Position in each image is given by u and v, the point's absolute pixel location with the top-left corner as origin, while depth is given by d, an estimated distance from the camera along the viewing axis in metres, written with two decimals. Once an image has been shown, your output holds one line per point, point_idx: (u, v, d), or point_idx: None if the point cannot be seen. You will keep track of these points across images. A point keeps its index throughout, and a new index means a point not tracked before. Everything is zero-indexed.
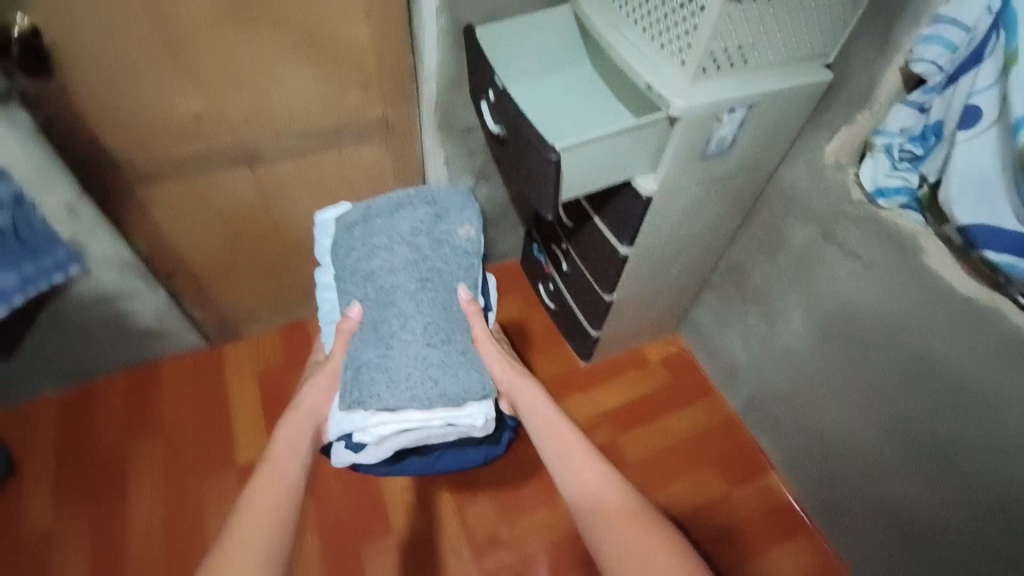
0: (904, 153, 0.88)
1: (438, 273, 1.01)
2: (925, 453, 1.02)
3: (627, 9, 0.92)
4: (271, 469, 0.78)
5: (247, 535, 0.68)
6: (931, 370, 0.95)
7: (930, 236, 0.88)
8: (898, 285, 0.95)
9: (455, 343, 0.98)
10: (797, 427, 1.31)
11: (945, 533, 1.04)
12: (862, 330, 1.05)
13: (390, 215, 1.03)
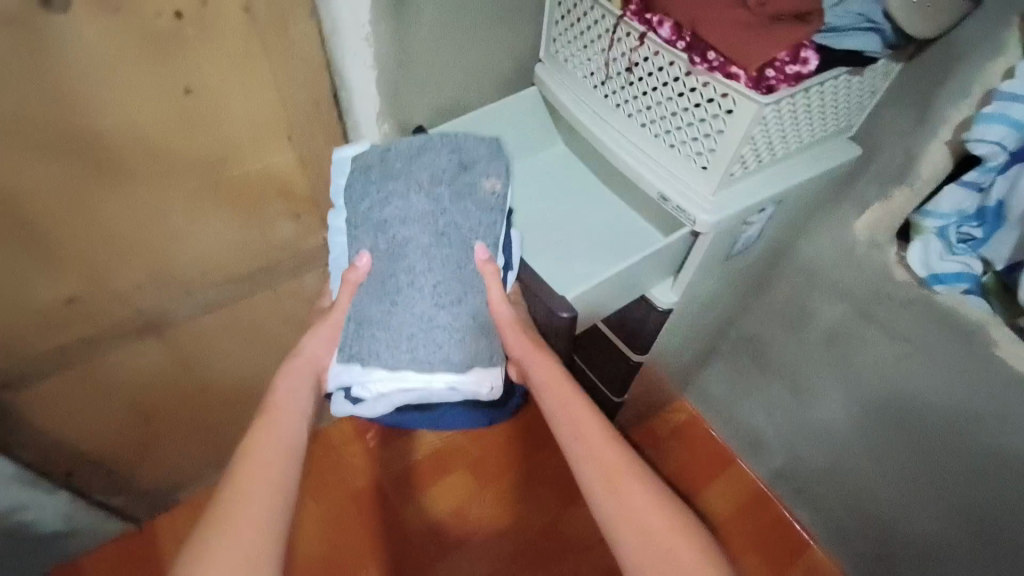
0: (960, 234, 0.75)
1: (459, 229, 0.70)
2: (1002, 549, 0.88)
3: (620, 98, 0.75)
4: (267, 433, 0.59)
5: (232, 537, 0.51)
6: (1007, 467, 0.82)
7: (1000, 326, 0.75)
8: (956, 375, 0.82)
9: (469, 305, 0.70)
10: (840, 505, 1.17)
11: None
12: (915, 418, 0.92)
13: (410, 161, 0.71)
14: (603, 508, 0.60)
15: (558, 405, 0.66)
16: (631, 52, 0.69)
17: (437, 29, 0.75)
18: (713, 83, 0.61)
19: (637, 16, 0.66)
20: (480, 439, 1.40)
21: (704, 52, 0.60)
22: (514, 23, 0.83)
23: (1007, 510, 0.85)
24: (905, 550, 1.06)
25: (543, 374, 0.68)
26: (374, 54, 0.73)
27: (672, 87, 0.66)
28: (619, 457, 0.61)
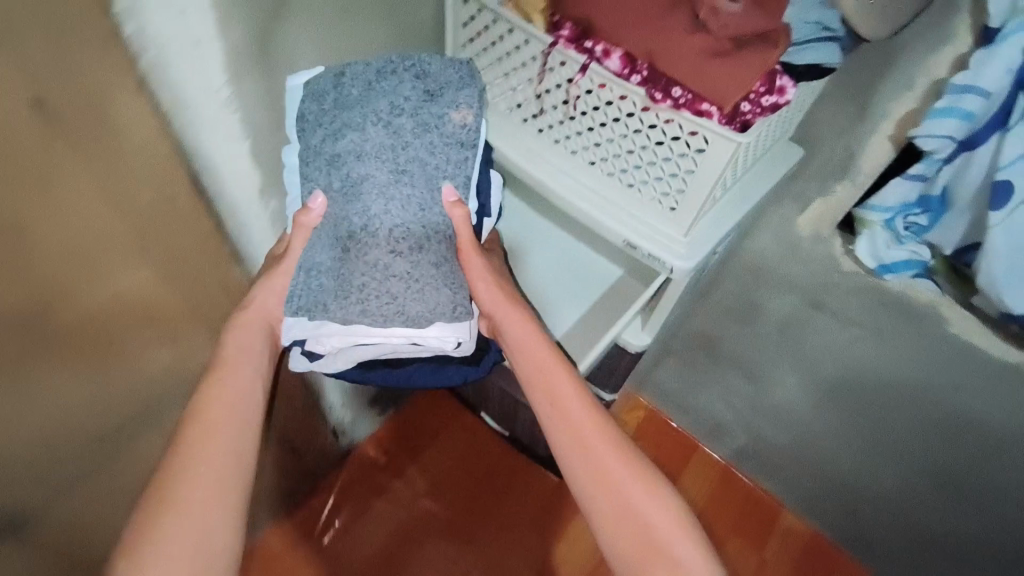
0: (905, 222, 0.75)
1: (424, 167, 0.58)
2: (962, 495, 0.94)
3: (559, 133, 0.64)
4: (221, 401, 0.61)
5: (186, 511, 0.56)
6: (963, 426, 0.86)
7: (950, 304, 0.77)
8: (911, 351, 0.85)
9: (431, 255, 0.61)
10: (804, 473, 1.21)
11: (994, 559, 0.98)
12: (873, 392, 0.94)
13: (369, 88, 0.56)
14: (572, 460, 0.66)
15: (535, 368, 0.69)
16: (570, 84, 0.58)
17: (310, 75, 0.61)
18: (680, 121, 0.52)
19: (573, 44, 0.55)
20: (445, 495, 1.27)
21: (666, 86, 0.51)
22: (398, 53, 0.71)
23: (962, 461, 0.90)
24: (867, 500, 1.12)
25: (519, 336, 0.69)
26: (238, 122, 0.56)
27: (625, 123, 0.57)
28: (589, 418, 0.67)
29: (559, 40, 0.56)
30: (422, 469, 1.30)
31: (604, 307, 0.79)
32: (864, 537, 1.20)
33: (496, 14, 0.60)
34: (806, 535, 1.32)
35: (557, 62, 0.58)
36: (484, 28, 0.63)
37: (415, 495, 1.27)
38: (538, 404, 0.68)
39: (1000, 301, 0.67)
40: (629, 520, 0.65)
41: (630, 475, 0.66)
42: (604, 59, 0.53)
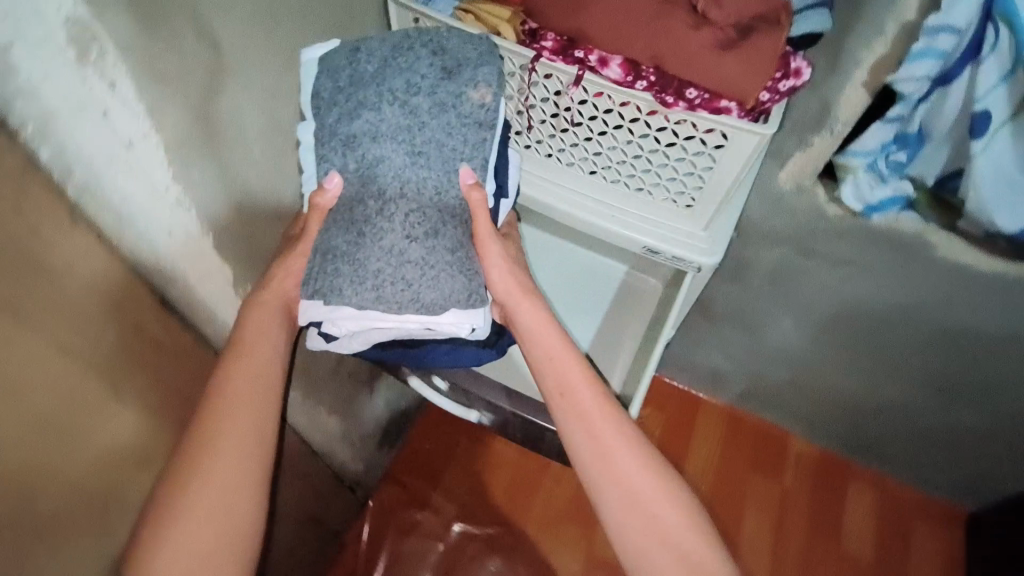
0: (885, 162, 0.76)
1: (441, 148, 0.51)
2: (960, 393, 1.00)
3: (551, 147, 0.59)
4: (245, 372, 0.56)
5: (209, 487, 0.52)
6: (956, 334, 0.91)
7: (935, 231, 0.79)
8: (901, 279, 0.88)
9: (447, 239, 0.53)
10: (809, 401, 1.24)
11: (993, 442, 1.06)
12: (868, 320, 0.98)
13: (386, 64, 0.51)
14: (591, 466, 0.57)
15: (549, 365, 0.59)
16: (561, 96, 0.53)
17: (265, 140, 0.56)
18: (695, 121, 0.49)
19: (560, 56, 0.50)
20: (475, 515, 1.25)
21: (678, 88, 0.47)
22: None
23: (957, 364, 0.95)
24: (871, 414, 1.17)
25: (533, 326, 0.60)
26: (192, 217, 0.52)
27: (629, 129, 0.53)
28: (605, 418, 0.58)
29: (544, 53, 0.50)
30: (446, 494, 1.28)
31: (617, 309, 0.77)
32: (871, 449, 1.25)
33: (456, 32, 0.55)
34: (815, 458, 1.34)
35: (542, 76, 0.52)
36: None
37: (446, 521, 1.23)
38: (553, 407, 0.59)
39: (992, 222, 0.69)
40: (655, 536, 0.55)
41: (655, 482, 0.57)
42: (601, 68, 0.49)
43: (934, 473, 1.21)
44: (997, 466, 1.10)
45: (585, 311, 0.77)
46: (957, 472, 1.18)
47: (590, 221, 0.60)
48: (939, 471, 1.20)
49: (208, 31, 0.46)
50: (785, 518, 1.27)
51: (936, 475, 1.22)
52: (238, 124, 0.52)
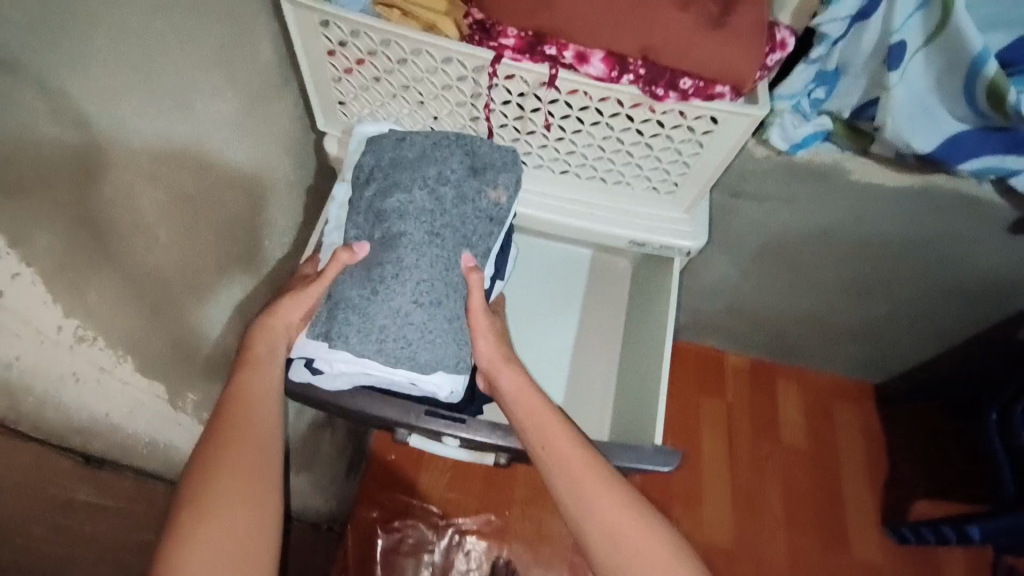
0: (806, 101, 0.76)
1: (456, 235, 0.55)
2: (879, 293, 1.04)
3: (517, 151, 0.58)
4: (244, 394, 0.52)
5: (218, 519, 0.47)
6: (874, 244, 0.94)
7: (850, 157, 0.82)
8: (824, 203, 0.88)
9: (448, 309, 0.55)
10: (744, 324, 1.23)
11: (908, 330, 1.11)
12: (795, 246, 0.98)
13: (423, 154, 0.56)
14: (585, 525, 0.51)
15: (533, 424, 0.54)
16: (527, 98, 0.52)
17: (168, 222, 0.48)
18: (683, 111, 0.49)
19: (526, 54, 0.49)
20: (461, 506, 1.15)
21: (669, 79, 0.47)
22: (251, 128, 0.58)
23: (875, 269, 0.99)
24: (800, 322, 1.17)
25: (514, 389, 0.56)
26: (105, 347, 0.45)
27: (608, 124, 0.52)
28: (598, 483, 0.52)
29: (507, 53, 0.49)
30: (427, 499, 1.14)
31: (594, 300, 0.77)
32: (793, 351, 1.26)
33: (388, 36, 0.50)
34: (747, 367, 1.32)
35: (503, 80, 0.51)
36: (370, 51, 0.53)
37: (435, 523, 1.13)
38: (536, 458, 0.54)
39: (909, 146, 0.72)
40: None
41: (662, 545, 0.50)
42: (580, 66, 0.48)
43: (856, 366, 1.27)
44: (910, 350, 1.17)
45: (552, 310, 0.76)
46: (875, 364, 1.25)
47: (567, 220, 0.59)
48: (862, 365, 1.26)
49: (65, 104, 0.39)
50: (733, 431, 1.27)
51: (857, 367, 1.28)
52: (135, 210, 0.44)
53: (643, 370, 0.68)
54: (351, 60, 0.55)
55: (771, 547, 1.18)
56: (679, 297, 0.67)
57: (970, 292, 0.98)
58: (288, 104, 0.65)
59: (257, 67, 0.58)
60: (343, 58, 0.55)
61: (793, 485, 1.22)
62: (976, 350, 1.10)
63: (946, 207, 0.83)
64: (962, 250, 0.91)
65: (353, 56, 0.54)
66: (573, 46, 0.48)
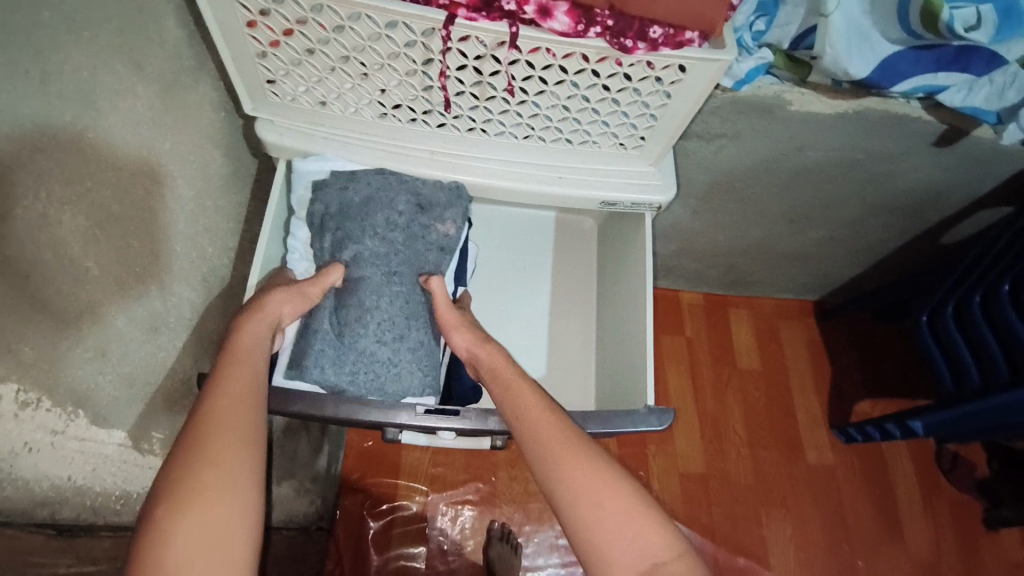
0: (748, 34, 0.73)
1: (413, 268, 0.62)
2: (821, 220, 1.07)
3: (476, 119, 0.55)
4: (232, 382, 0.49)
5: (207, 507, 0.43)
6: (814, 174, 0.95)
7: (789, 88, 0.80)
8: (766, 138, 0.87)
9: (411, 341, 0.61)
10: (696, 262, 1.25)
11: (845, 251, 1.17)
12: (741, 183, 0.98)
13: (369, 199, 0.61)
14: (551, 480, 0.49)
15: (504, 386, 0.55)
16: (484, 61, 0.49)
17: (98, 250, 0.45)
18: (652, 61, 0.47)
19: (481, 12, 0.45)
20: (448, 481, 1.13)
21: (639, 29, 0.45)
22: (164, 127, 0.52)
23: (815, 199, 1.01)
24: (748, 251, 1.19)
25: (491, 362, 0.58)
26: (52, 407, 0.44)
27: (573, 82, 0.50)
28: (564, 438, 0.50)
29: (460, 12, 0.45)
30: (410, 478, 1.13)
31: (563, 262, 0.79)
32: (743, 281, 1.31)
33: (320, 1, 0.45)
34: (701, 301, 1.38)
35: (458, 42, 0.47)
36: (299, 19, 0.48)
37: (423, 500, 1.12)
38: (505, 412, 0.54)
39: (847, 74, 0.71)
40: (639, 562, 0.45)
41: (625, 492, 0.47)
42: (543, 20, 0.45)
43: (799, 289, 1.34)
44: (847, 269, 1.24)
45: (517, 282, 0.77)
46: (816, 284, 1.32)
47: (536, 188, 0.59)
48: (804, 287, 1.33)
49: None
50: (694, 363, 1.33)
51: (799, 290, 1.35)
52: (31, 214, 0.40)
53: (628, 327, 0.70)
54: (276, 31, 0.50)
55: (736, 464, 1.25)
56: (653, 246, 0.68)
57: (902, 211, 1.03)
58: (205, 90, 0.59)
59: (163, 53, 0.52)
60: (266, 29, 0.50)
61: (752, 406, 1.30)
62: (904, 256, 1.17)
63: (880, 132, 0.84)
64: (895, 173, 0.93)
65: (278, 27, 0.49)
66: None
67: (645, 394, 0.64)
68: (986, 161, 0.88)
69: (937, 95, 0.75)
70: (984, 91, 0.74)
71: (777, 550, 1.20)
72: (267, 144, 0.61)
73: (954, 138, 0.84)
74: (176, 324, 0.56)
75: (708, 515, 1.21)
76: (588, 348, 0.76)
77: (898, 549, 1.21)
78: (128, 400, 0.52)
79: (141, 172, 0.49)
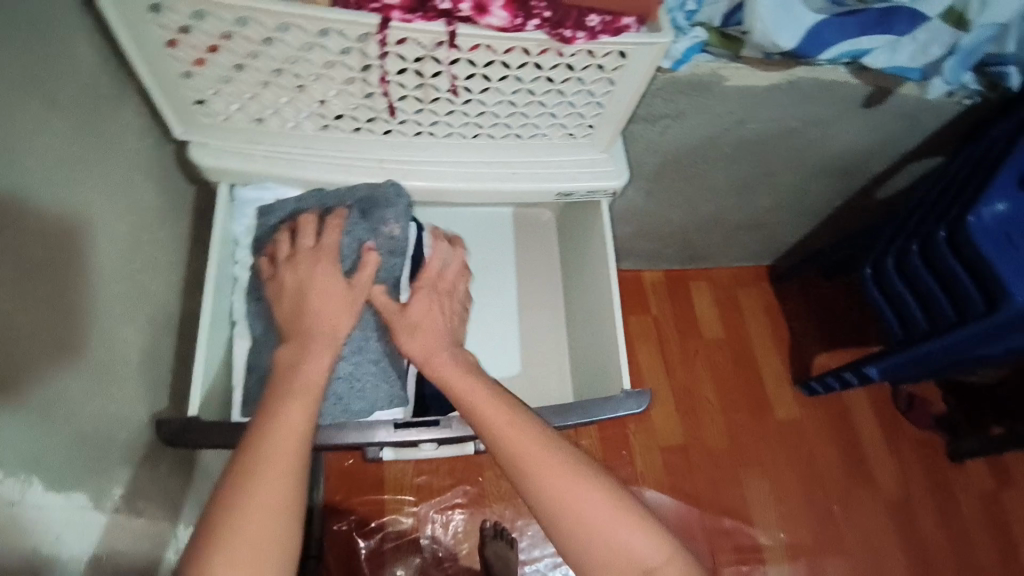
0: (681, 14, 0.74)
1: None
2: (766, 189, 1.11)
3: (423, 122, 0.54)
4: (293, 413, 0.46)
5: (247, 542, 0.40)
6: (756, 145, 0.98)
7: (725, 65, 0.81)
8: (709, 115, 0.89)
9: (371, 352, 0.60)
10: (654, 242, 1.27)
11: (789, 216, 1.21)
12: (689, 161, 1.00)
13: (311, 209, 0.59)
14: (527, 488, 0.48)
15: (465, 394, 0.52)
16: (424, 63, 0.48)
17: (29, 304, 0.41)
18: (593, 50, 0.47)
19: (416, 13, 0.44)
20: (435, 488, 1.12)
21: (576, 18, 0.45)
22: (87, 162, 0.49)
23: (759, 170, 1.04)
24: (701, 225, 1.22)
25: (451, 373, 0.53)
26: (3, 477, 0.39)
27: (517, 76, 0.49)
28: (537, 443, 0.48)
29: (393, 14, 0.44)
30: (396, 491, 1.11)
31: (525, 255, 0.79)
32: (699, 255, 1.35)
33: (244, 14, 0.43)
34: (662, 279, 1.41)
35: (395, 46, 0.46)
36: (223, 34, 0.45)
37: (412, 511, 1.10)
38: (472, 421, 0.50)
39: (776, 47, 0.73)
40: (621, 564, 0.46)
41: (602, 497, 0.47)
42: (479, 17, 0.44)
43: (751, 257, 1.38)
44: (794, 233, 1.29)
45: (481, 282, 0.77)
46: (767, 250, 1.37)
47: (490, 185, 0.58)
48: (755, 254, 1.38)
49: None
50: (662, 339, 1.36)
51: (752, 258, 1.39)
52: None
53: (598, 316, 0.70)
54: (199, 49, 0.47)
55: (712, 432, 1.29)
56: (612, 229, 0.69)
57: (838, 173, 1.07)
58: (128, 116, 0.55)
59: (78, 82, 0.48)
60: (188, 47, 0.47)
61: (720, 373, 1.35)
62: (843, 218, 1.22)
63: (814, 100, 0.87)
64: (831, 138, 0.97)
65: (201, 44, 0.46)
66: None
67: (621, 378, 0.65)
68: (912, 120, 0.92)
69: (862, 59, 0.77)
70: (908, 49, 0.77)
71: (759, 506, 1.25)
72: (205, 170, 0.58)
73: (880, 97, 0.87)
74: (125, 370, 0.54)
75: (688, 488, 1.24)
76: (559, 340, 0.77)
77: (870, 490, 1.28)
78: (82, 460, 0.47)
79: (66, 212, 0.46)
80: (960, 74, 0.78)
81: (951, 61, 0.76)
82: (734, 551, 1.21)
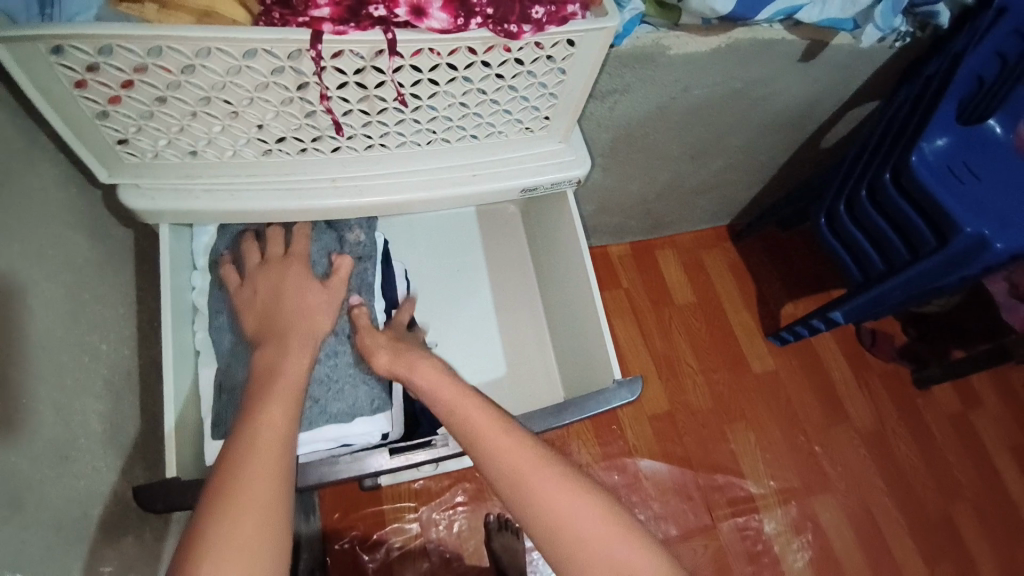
0: None
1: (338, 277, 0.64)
2: (719, 151, 1.12)
3: (372, 135, 0.52)
4: (272, 413, 0.48)
5: (244, 512, 0.41)
6: (705, 110, 0.98)
7: (666, 34, 0.80)
8: (652, 85, 0.88)
9: (349, 353, 0.62)
10: (617, 215, 1.27)
11: (743, 174, 1.24)
12: (641, 132, 1.00)
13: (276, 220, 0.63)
14: (515, 502, 0.47)
15: (452, 412, 0.52)
16: (365, 74, 0.45)
17: None
18: (540, 42, 0.45)
19: (350, 23, 0.42)
20: (433, 491, 1.11)
21: (521, 12, 0.43)
22: (7, 225, 0.45)
23: (710, 133, 1.05)
24: (661, 194, 1.23)
25: (428, 384, 0.55)
26: None
27: (465, 77, 0.47)
28: (526, 454, 0.48)
29: (326, 27, 0.41)
30: (394, 500, 1.10)
31: (493, 250, 0.79)
32: (662, 223, 1.36)
33: (158, 43, 0.40)
34: (628, 252, 1.42)
35: (331, 60, 0.43)
36: (138, 67, 0.42)
37: (415, 517, 1.09)
38: (460, 437, 0.50)
39: (714, 11, 0.73)
40: None
41: (575, 494, 0.46)
42: (419, 21, 0.42)
43: (709, 217, 1.40)
44: (749, 190, 1.32)
45: (454, 284, 0.76)
46: (726, 209, 1.39)
47: (448, 192, 0.57)
48: (715, 214, 1.40)
49: None
50: (636, 310, 1.38)
51: (711, 218, 1.42)
52: None
53: (575, 304, 0.70)
54: (114, 86, 0.43)
55: (694, 394, 1.32)
56: (580, 214, 0.68)
57: (784, 130, 1.10)
58: (45, 168, 0.51)
59: None
60: (101, 85, 0.43)
61: (695, 336, 1.38)
62: (792, 172, 1.25)
63: (756, 60, 0.88)
64: (774, 97, 0.99)
65: (115, 80, 0.43)
66: (404, 1, 0.42)
67: (609, 364, 0.65)
68: (848, 70, 0.94)
69: (796, 14, 0.78)
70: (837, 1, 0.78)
71: (747, 458, 1.29)
72: (140, 213, 0.54)
73: (816, 50, 0.88)
74: (86, 443, 0.50)
75: (677, 451, 1.27)
76: (540, 330, 0.77)
77: (847, 426, 1.34)
78: (57, 544, 0.44)
79: None
80: (891, 19, 0.80)
81: (881, 6, 0.78)
82: (729, 504, 1.25)
